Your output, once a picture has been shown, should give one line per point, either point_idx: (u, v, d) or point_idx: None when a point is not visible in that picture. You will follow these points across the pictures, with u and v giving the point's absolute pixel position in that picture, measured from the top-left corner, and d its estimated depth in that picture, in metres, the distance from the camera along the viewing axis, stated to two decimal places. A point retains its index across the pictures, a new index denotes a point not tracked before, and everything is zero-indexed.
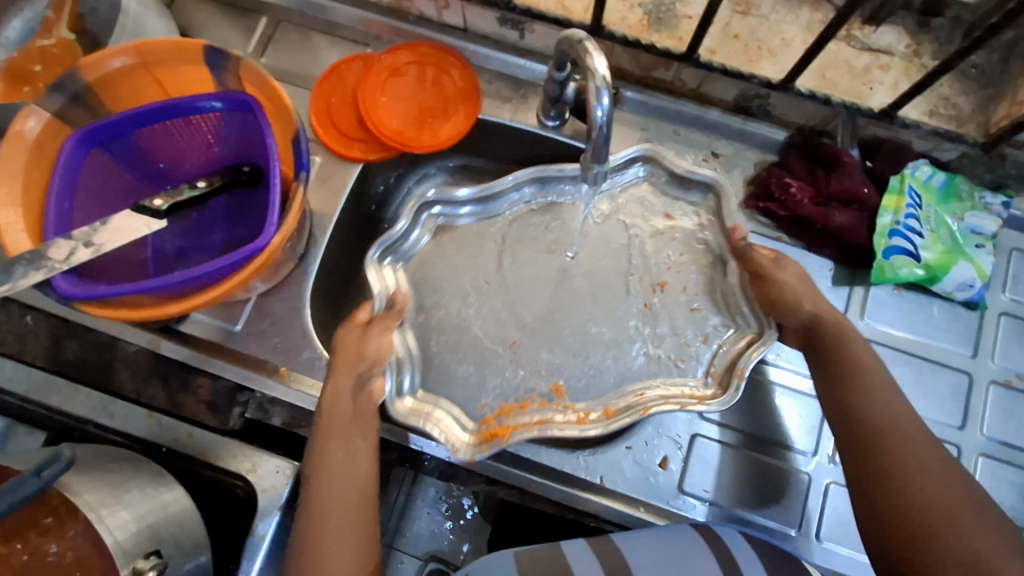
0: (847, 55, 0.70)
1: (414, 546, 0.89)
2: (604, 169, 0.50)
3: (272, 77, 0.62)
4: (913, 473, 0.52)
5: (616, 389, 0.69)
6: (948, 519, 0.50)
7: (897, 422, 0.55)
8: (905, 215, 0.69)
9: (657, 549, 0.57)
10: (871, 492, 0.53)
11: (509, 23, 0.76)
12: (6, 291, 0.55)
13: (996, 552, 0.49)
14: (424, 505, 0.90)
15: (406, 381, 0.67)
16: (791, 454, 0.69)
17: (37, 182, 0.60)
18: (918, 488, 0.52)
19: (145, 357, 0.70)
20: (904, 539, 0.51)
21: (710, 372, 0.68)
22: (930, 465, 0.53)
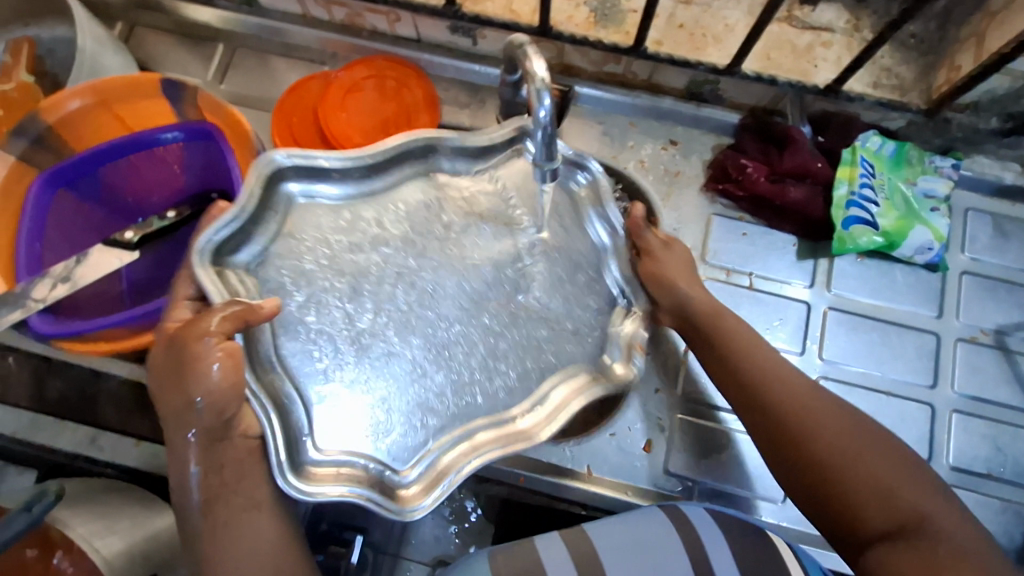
0: (790, 35, 0.72)
1: (419, 552, 0.82)
2: (552, 170, 0.51)
3: (230, 105, 0.64)
4: (805, 419, 0.53)
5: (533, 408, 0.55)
6: (843, 452, 0.51)
7: (785, 380, 0.55)
8: (859, 185, 0.71)
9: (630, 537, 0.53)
10: (790, 446, 0.52)
11: (460, 31, 0.78)
12: None
13: (895, 475, 0.50)
14: (427, 512, 0.82)
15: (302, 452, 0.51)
16: None
17: (8, 226, 0.62)
18: (811, 432, 0.52)
19: (128, 390, 0.71)
20: (813, 475, 0.51)
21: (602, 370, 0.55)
22: (839, 429, 0.52)
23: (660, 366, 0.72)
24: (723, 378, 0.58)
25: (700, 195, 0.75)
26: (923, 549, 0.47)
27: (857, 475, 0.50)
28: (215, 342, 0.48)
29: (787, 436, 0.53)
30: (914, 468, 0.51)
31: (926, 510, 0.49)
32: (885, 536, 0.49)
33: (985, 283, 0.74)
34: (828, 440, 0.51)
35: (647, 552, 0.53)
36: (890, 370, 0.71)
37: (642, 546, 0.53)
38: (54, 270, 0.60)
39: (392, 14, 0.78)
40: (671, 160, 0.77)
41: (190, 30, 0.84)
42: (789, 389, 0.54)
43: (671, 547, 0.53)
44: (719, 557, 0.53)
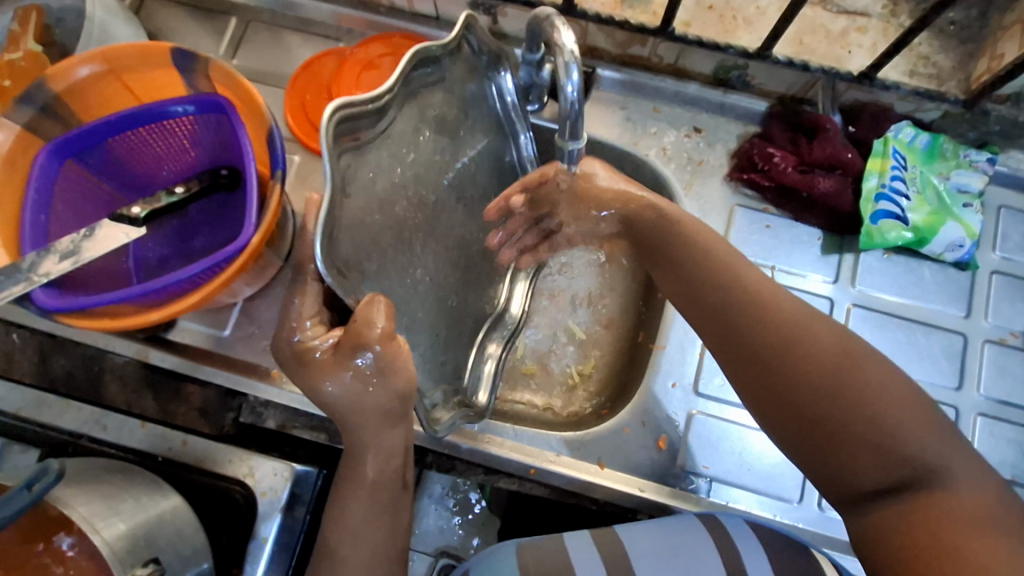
0: (823, 19, 0.69)
1: (423, 543, 0.83)
2: (579, 145, 0.49)
3: (242, 76, 0.61)
4: (799, 361, 0.51)
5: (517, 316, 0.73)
6: (845, 391, 0.49)
7: (781, 315, 0.53)
8: (890, 177, 0.68)
9: (659, 541, 0.53)
10: (782, 390, 0.52)
11: (481, 8, 0.75)
12: None
13: (897, 412, 0.48)
14: (430, 502, 0.84)
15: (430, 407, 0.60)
16: None
17: (13, 196, 0.60)
18: (803, 371, 0.51)
19: (134, 368, 0.70)
20: (809, 421, 0.50)
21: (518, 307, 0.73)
22: (841, 366, 0.50)
23: (675, 358, 0.71)
24: (719, 323, 0.56)
25: (724, 184, 0.73)
26: (924, 494, 0.46)
27: (863, 428, 0.48)
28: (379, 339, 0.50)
29: (785, 391, 0.51)
30: (916, 408, 0.49)
31: (920, 451, 0.47)
32: (886, 488, 0.48)
33: (1016, 283, 0.71)
34: (823, 395, 0.50)
35: (678, 555, 0.52)
36: (915, 370, 0.69)
37: (675, 550, 0.53)
38: (56, 244, 0.56)
39: None
40: (694, 147, 0.74)
41: (201, 3, 0.82)
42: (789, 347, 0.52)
43: (700, 551, 0.52)
44: (753, 560, 0.52)
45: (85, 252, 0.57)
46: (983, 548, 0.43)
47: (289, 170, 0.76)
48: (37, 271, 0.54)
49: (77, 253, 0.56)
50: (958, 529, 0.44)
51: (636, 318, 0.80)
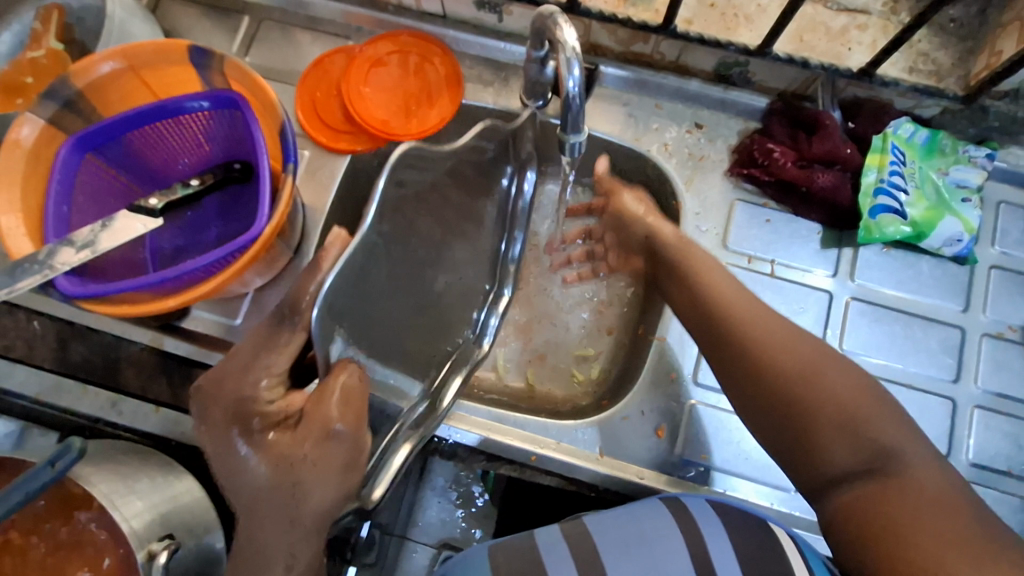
0: (823, 17, 0.70)
1: (425, 535, 0.85)
2: (580, 139, 0.51)
3: (255, 73, 0.63)
4: (771, 350, 0.54)
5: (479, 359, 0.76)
6: (812, 377, 0.52)
7: (757, 310, 0.57)
8: (888, 172, 0.69)
9: (630, 529, 0.56)
10: (755, 377, 0.54)
11: (486, 6, 0.77)
12: (8, 295, 0.57)
13: (862, 400, 0.51)
14: (433, 495, 0.86)
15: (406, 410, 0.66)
16: None
17: (36, 188, 0.62)
18: (775, 359, 0.54)
19: (149, 356, 0.72)
20: (782, 405, 0.53)
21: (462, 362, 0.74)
22: (811, 356, 0.54)
23: (674, 351, 0.73)
24: (699, 317, 0.60)
25: (724, 179, 0.74)
26: (889, 478, 0.48)
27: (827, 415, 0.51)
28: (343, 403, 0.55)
29: (755, 380, 0.54)
30: (879, 400, 0.52)
31: (885, 437, 0.50)
32: (857, 473, 0.50)
33: (1014, 278, 0.72)
34: (791, 383, 0.53)
35: (645, 541, 0.55)
36: (912, 363, 0.70)
37: (639, 536, 0.55)
38: (76, 237, 0.58)
39: None
40: (696, 143, 0.76)
41: (216, 2, 0.85)
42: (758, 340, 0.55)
43: (670, 539, 0.55)
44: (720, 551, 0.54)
45: (101, 242, 0.59)
46: (943, 528, 0.45)
47: (299, 165, 0.78)
48: (55, 263, 0.57)
49: (92, 245, 0.58)
50: (922, 510, 0.46)
51: (637, 311, 0.81)
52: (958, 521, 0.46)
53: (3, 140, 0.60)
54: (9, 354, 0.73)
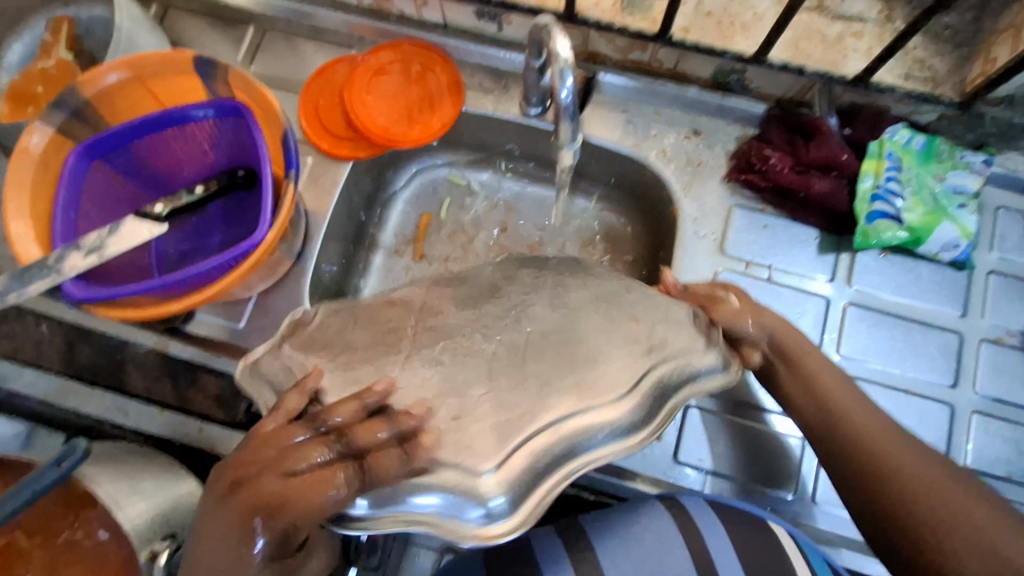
0: (819, 24, 0.71)
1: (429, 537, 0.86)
2: (578, 144, 0.54)
3: (258, 82, 0.65)
4: (898, 472, 0.50)
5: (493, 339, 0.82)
6: (942, 502, 0.48)
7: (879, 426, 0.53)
8: (885, 178, 0.70)
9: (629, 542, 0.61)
10: (878, 501, 0.50)
11: (486, 16, 0.78)
12: (17, 299, 0.58)
13: (1003, 526, 0.47)
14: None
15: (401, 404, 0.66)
16: (763, 413, 0.70)
17: (45, 194, 0.64)
18: (903, 480, 0.50)
19: (154, 358, 0.73)
20: (904, 533, 0.49)
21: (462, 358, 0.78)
22: (937, 477, 0.49)
23: None
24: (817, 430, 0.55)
25: (722, 185, 0.75)
26: None
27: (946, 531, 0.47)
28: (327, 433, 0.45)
29: (874, 480, 0.51)
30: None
31: None
32: None
33: (1013, 283, 0.72)
34: (908, 484, 0.49)
35: (645, 552, 0.61)
36: (910, 368, 0.70)
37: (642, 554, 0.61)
38: (83, 241, 0.60)
39: None
40: (694, 149, 0.76)
41: (221, 12, 0.86)
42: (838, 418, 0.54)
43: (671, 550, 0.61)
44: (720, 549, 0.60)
45: (108, 247, 0.60)
46: None
47: (301, 171, 0.79)
48: (64, 267, 0.58)
49: (102, 250, 0.60)
50: None
51: None
52: None
53: (14, 148, 0.62)
54: (17, 356, 0.74)
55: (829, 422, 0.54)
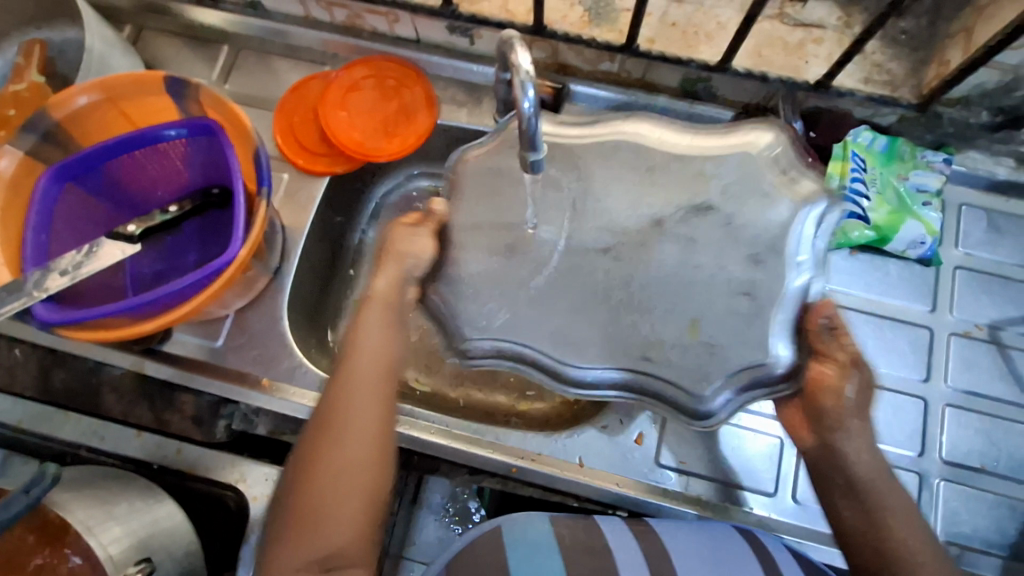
0: (781, 32, 0.73)
1: (423, 555, 0.84)
2: (539, 156, 0.52)
3: (230, 100, 0.65)
4: (891, 532, 0.53)
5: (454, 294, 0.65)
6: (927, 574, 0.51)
7: (878, 493, 0.55)
8: (850, 179, 0.71)
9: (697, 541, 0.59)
10: (872, 554, 0.53)
11: (458, 31, 0.79)
12: None
13: None
14: (429, 513, 0.84)
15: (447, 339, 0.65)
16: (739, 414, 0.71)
17: (15, 219, 0.63)
18: (897, 544, 0.53)
19: (130, 380, 0.73)
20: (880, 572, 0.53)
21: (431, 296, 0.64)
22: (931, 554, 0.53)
23: None
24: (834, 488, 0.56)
25: None
26: None
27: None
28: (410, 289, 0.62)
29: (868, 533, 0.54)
30: None
31: None
32: None
33: (979, 278, 0.74)
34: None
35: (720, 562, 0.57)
36: (883, 363, 0.71)
37: (711, 557, 0.57)
38: (56, 263, 0.60)
39: (391, 15, 0.80)
40: None
41: (195, 32, 0.87)
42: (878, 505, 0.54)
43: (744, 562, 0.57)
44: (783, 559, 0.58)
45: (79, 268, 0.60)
46: None
47: (278, 188, 0.80)
48: (35, 289, 0.58)
49: (75, 270, 0.60)
50: None
51: None
52: None
53: None
54: None
55: (849, 490, 0.55)
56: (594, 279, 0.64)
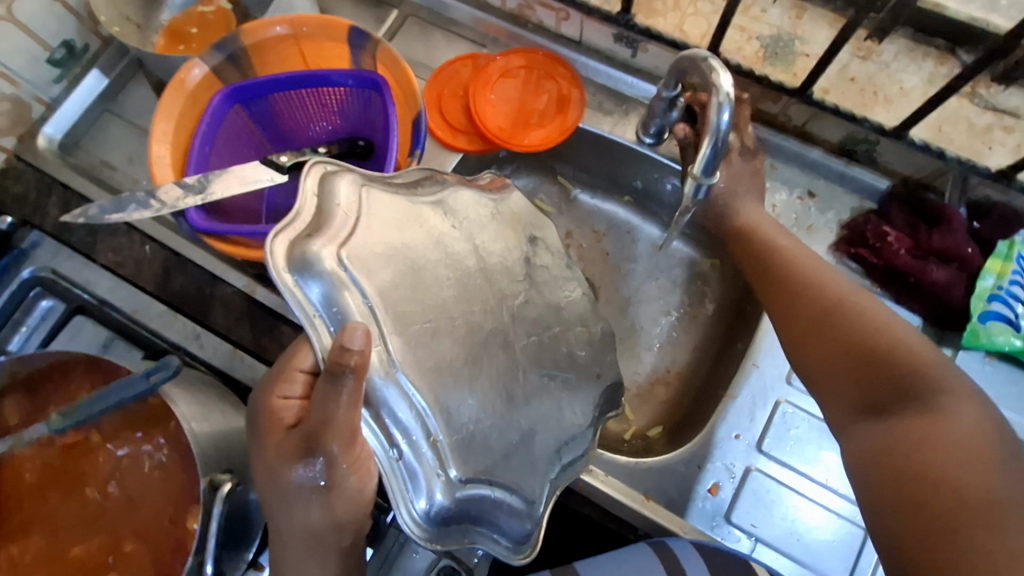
0: (968, 112, 0.69)
1: None
2: (709, 180, 0.51)
3: (406, 63, 0.68)
4: (811, 275, 0.58)
5: (466, 416, 0.52)
6: (853, 311, 0.53)
7: (792, 253, 0.61)
8: (1009, 281, 0.65)
9: None
10: (792, 299, 0.57)
11: (624, 40, 0.79)
12: (121, 222, 0.60)
13: (925, 351, 0.48)
14: None
15: (418, 503, 0.50)
16: (823, 494, 0.67)
17: (188, 126, 0.68)
18: (813, 284, 0.57)
19: (240, 300, 0.77)
20: (784, 289, 0.59)
21: (432, 432, 0.50)
22: (867, 307, 0.53)
23: (744, 412, 0.70)
24: (768, 256, 0.63)
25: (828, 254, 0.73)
26: (906, 412, 0.46)
27: (957, 483, 0.40)
28: (296, 403, 0.54)
29: (784, 276, 0.60)
30: (973, 396, 0.45)
31: (939, 388, 0.46)
32: (876, 410, 0.48)
33: None
34: (857, 316, 0.52)
35: None
36: None
37: None
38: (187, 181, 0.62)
39: (563, 12, 0.80)
40: (805, 211, 0.75)
41: None
42: (813, 338, 0.54)
43: None
44: None
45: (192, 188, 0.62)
46: (937, 456, 0.42)
47: None
48: (170, 204, 0.60)
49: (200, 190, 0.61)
50: (930, 457, 0.42)
51: (703, 372, 0.80)
52: (961, 454, 0.41)
53: (173, 79, 0.66)
54: (118, 270, 0.79)
55: (767, 257, 0.63)
56: (504, 353, 0.56)
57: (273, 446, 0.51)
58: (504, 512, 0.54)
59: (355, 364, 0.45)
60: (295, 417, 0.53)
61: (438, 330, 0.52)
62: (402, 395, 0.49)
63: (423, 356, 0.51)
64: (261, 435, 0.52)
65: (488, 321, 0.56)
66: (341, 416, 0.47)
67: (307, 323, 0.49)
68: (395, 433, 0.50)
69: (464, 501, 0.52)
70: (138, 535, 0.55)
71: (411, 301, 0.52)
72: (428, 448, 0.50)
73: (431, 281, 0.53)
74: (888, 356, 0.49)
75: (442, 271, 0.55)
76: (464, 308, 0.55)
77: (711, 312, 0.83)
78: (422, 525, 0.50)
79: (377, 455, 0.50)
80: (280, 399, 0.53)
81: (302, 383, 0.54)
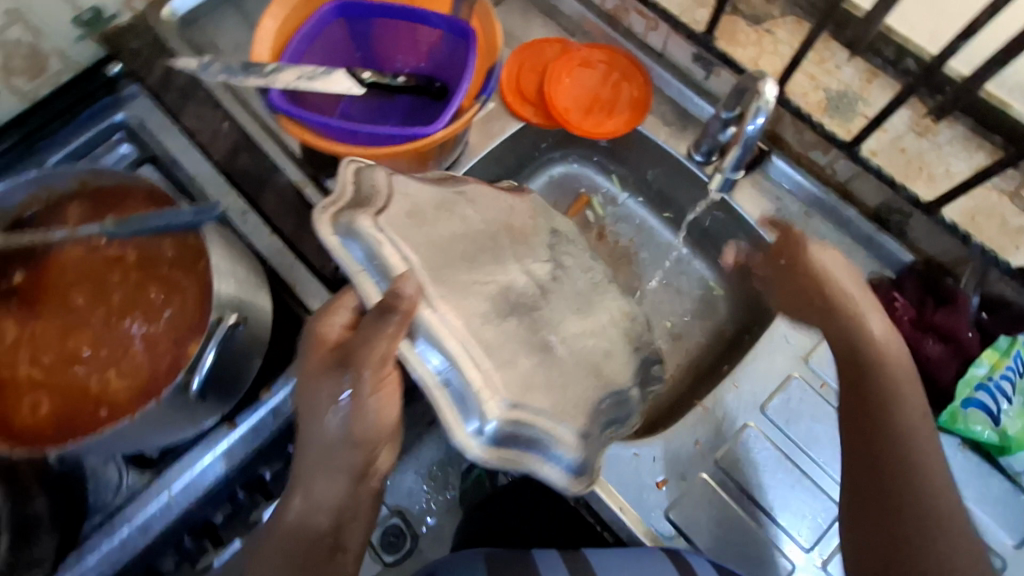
0: (1003, 209, 0.72)
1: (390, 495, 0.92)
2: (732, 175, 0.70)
3: (496, 22, 0.75)
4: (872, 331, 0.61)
5: (498, 357, 0.55)
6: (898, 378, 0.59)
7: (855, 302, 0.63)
8: (999, 374, 0.66)
9: None
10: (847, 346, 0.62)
11: (701, 61, 0.84)
12: (217, 80, 0.69)
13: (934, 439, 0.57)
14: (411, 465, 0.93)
15: (471, 424, 0.52)
16: (765, 521, 0.68)
17: (294, 23, 0.76)
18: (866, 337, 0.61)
19: (290, 191, 0.84)
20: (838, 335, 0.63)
21: (477, 363, 0.53)
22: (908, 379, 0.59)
23: (711, 424, 0.72)
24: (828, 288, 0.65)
25: None
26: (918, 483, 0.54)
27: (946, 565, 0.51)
28: (340, 330, 0.58)
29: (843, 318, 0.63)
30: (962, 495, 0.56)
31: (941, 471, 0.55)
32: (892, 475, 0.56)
33: None
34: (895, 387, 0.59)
35: None
36: None
37: None
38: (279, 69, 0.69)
39: (653, 21, 0.85)
40: None
41: None
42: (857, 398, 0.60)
43: None
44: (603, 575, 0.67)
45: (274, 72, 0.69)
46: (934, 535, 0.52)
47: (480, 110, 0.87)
48: (255, 79, 0.68)
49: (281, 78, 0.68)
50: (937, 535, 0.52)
51: (683, 387, 0.83)
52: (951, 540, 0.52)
53: None
54: (195, 136, 0.87)
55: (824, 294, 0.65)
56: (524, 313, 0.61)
57: (315, 364, 0.57)
58: (553, 450, 0.55)
59: (405, 305, 0.51)
60: (338, 340, 0.58)
61: (466, 282, 0.58)
62: (438, 324, 0.53)
63: (461, 303, 0.56)
64: (306, 357, 0.58)
65: (514, 288, 0.62)
66: (381, 346, 0.52)
67: (354, 274, 0.55)
68: (440, 363, 0.53)
69: (513, 431, 0.53)
70: (143, 344, 0.61)
71: (451, 262, 0.58)
72: (470, 378, 0.52)
73: (463, 246, 0.61)
74: (914, 434, 0.57)
75: (468, 242, 0.62)
76: (490, 272, 0.62)
77: (710, 336, 0.86)
78: (474, 446, 0.52)
79: (426, 384, 0.52)
80: (326, 325, 0.58)
81: (350, 316, 0.59)
